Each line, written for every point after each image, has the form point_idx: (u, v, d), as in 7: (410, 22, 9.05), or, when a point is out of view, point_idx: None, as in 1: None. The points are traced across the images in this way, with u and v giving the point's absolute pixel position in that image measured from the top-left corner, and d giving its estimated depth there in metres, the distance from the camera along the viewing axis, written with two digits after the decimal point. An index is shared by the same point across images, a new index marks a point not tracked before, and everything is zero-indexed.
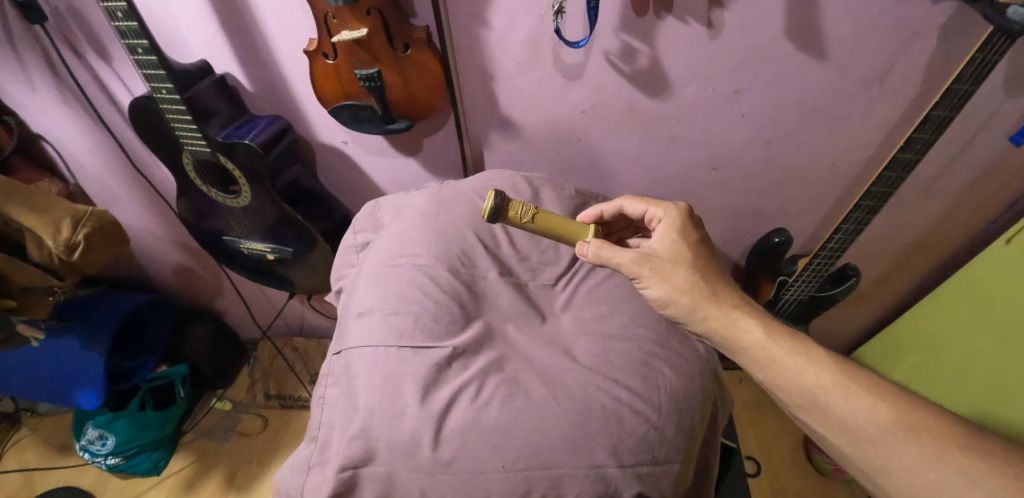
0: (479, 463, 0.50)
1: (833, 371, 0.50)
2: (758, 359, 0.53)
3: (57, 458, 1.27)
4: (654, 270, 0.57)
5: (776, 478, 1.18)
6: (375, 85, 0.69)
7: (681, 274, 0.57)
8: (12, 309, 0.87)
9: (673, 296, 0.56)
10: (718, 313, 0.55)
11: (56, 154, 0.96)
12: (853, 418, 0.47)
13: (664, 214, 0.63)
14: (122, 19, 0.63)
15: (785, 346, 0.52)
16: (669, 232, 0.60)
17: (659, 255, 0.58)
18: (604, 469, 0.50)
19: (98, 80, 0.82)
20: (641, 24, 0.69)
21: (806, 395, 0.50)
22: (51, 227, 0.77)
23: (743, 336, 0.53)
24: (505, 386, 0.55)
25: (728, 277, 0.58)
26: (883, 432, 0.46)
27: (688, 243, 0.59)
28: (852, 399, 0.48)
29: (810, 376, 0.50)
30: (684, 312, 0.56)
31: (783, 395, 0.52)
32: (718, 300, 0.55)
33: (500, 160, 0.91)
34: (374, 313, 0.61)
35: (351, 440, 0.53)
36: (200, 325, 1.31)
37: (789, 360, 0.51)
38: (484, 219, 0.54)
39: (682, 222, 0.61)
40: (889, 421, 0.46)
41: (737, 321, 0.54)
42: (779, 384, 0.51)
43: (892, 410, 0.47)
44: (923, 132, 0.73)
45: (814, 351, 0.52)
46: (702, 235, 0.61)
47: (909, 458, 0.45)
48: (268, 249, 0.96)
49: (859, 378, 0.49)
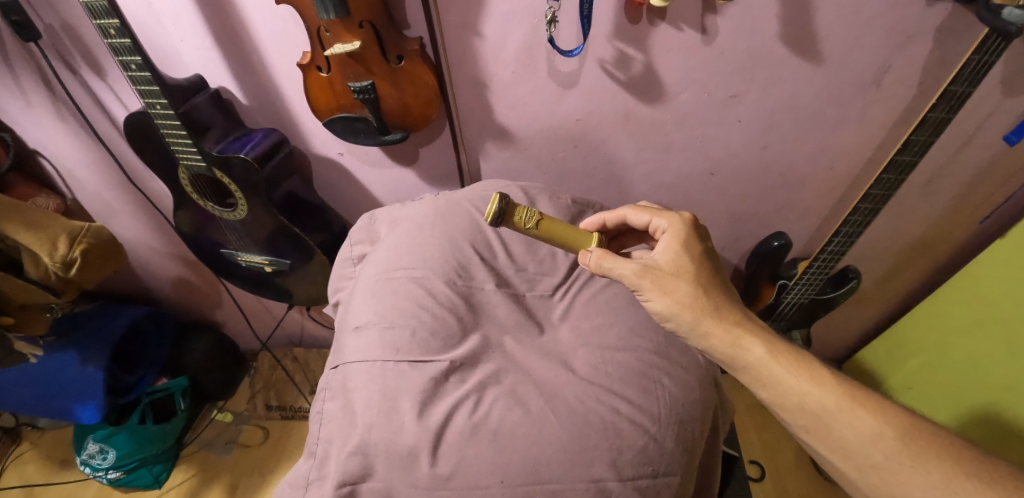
0: (478, 478, 0.49)
1: (839, 393, 0.49)
2: (762, 378, 0.52)
3: (59, 473, 1.26)
4: (656, 283, 0.55)
5: (780, 481, 1.18)
6: (369, 97, 0.69)
7: (682, 288, 0.55)
8: (10, 326, 0.86)
9: (673, 310, 0.55)
10: (720, 330, 0.53)
11: (53, 169, 0.96)
12: (857, 442, 0.47)
13: (667, 224, 0.61)
14: (115, 36, 0.63)
15: (789, 366, 0.51)
16: (671, 245, 0.58)
17: (660, 268, 0.57)
18: (604, 483, 0.49)
19: (92, 95, 0.82)
20: (634, 31, 0.69)
21: (809, 417, 0.49)
22: (48, 244, 0.77)
23: (745, 354, 0.52)
24: (504, 399, 0.55)
25: (730, 289, 0.57)
26: (888, 458, 0.45)
27: (690, 255, 0.58)
28: (857, 423, 0.47)
29: (814, 397, 0.49)
30: (685, 327, 0.55)
31: (786, 414, 0.51)
32: (721, 317, 0.54)
33: (497, 169, 0.91)
34: (371, 326, 0.61)
35: (350, 455, 0.53)
36: (200, 338, 1.31)
37: (792, 380, 0.50)
38: (488, 223, 0.52)
39: (685, 235, 0.59)
40: (894, 446, 0.46)
41: (741, 339, 0.53)
42: (782, 404, 0.51)
43: (897, 435, 0.46)
44: (922, 134, 0.73)
45: (818, 372, 0.51)
46: (708, 248, 0.59)
47: (914, 485, 0.44)
48: (266, 261, 0.96)
49: (864, 400, 0.48)
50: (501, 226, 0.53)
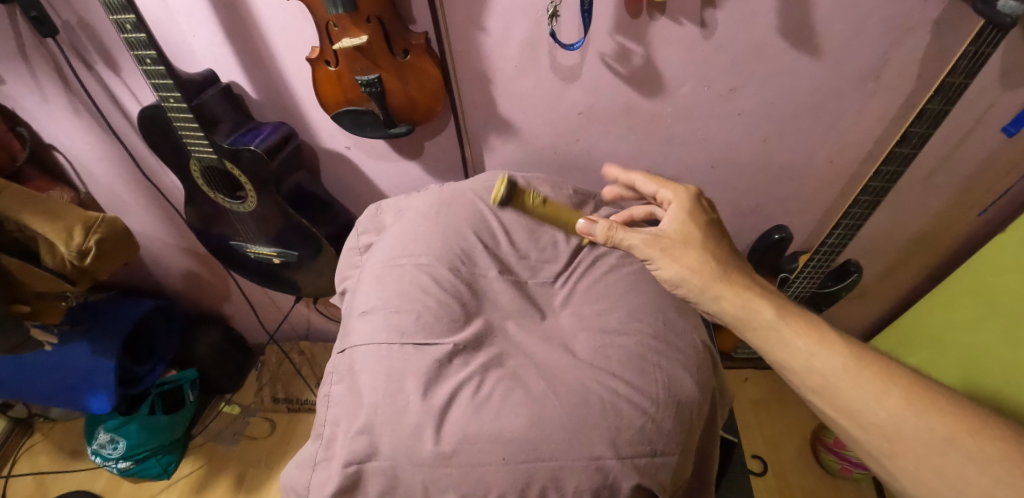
0: (479, 456, 0.51)
1: (845, 355, 0.48)
2: (770, 340, 0.52)
3: (69, 462, 1.29)
4: (665, 251, 0.58)
5: (782, 476, 1.20)
6: (376, 90, 0.71)
7: (691, 254, 0.57)
8: (26, 314, 0.89)
9: (684, 276, 0.56)
10: (730, 293, 0.54)
11: (67, 162, 0.98)
12: (862, 401, 0.46)
13: (674, 197, 0.64)
14: (131, 31, 0.65)
15: (796, 327, 0.51)
16: (677, 217, 0.61)
17: (669, 236, 0.59)
18: (603, 460, 0.50)
19: (107, 90, 0.84)
20: (635, 26, 0.70)
21: (816, 378, 0.48)
22: (63, 233, 0.79)
23: (755, 316, 0.53)
24: (504, 381, 0.56)
25: (736, 254, 0.59)
26: (893, 416, 0.45)
27: (697, 225, 0.60)
28: (864, 384, 0.47)
29: (821, 358, 0.49)
30: (695, 292, 0.56)
31: (792, 376, 0.50)
32: (730, 281, 0.55)
33: (501, 161, 0.92)
34: (377, 311, 0.63)
35: (356, 436, 0.55)
36: (208, 330, 1.33)
37: (799, 341, 0.50)
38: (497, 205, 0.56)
39: (689, 210, 0.62)
40: (899, 404, 0.45)
41: (751, 301, 0.54)
42: (789, 366, 0.50)
43: (903, 393, 0.46)
44: (920, 126, 0.75)
45: (825, 333, 0.50)
46: (714, 219, 0.62)
47: (917, 442, 0.44)
48: (275, 253, 0.98)
49: (872, 362, 0.48)
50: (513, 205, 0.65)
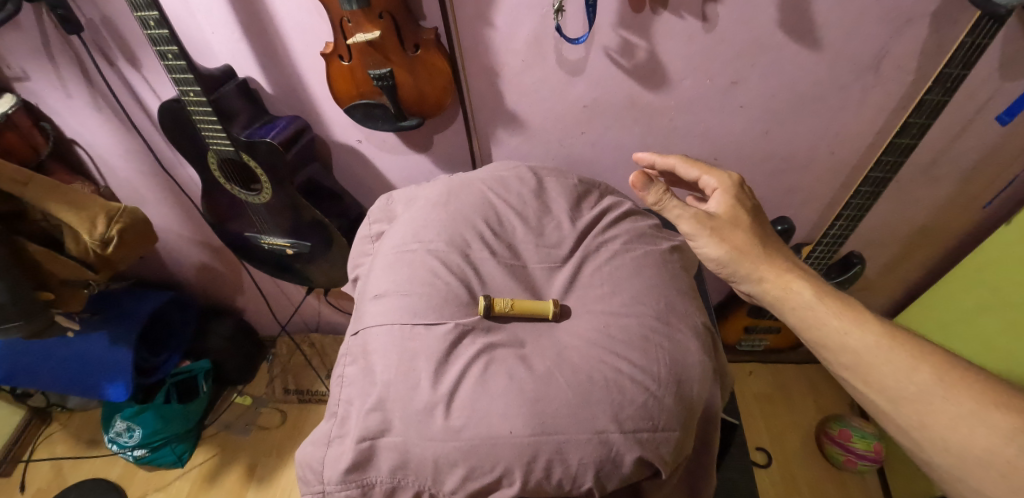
0: (488, 430, 0.53)
1: (879, 334, 0.51)
2: (807, 319, 0.55)
3: (86, 450, 1.32)
4: (715, 232, 0.60)
5: (786, 469, 1.21)
6: (388, 84, 0.73)
7: (739, 236, 0.60)
8: (52, 301, 0.92)
9: (732, 257, 0.60)
10: (773, 275, 0.58)
11: (88, 156, 1.02)
12: (894, 377, 0.49)
13: (718, 183, 0.65)
14: (153, 28, 0.68)
15: (834, 308, 0.54)
16: (725, 198, 0.63)
17: (719, 216, 0.61)
18: (606, 434, 0.53)
19: (128, 85, 0.88)
20: (638, 20, 0.72)
21: (849, 355, 0.51)
22: (87, 223, 0.82)
23: (794, 297, 0.56)
24: (510, 359, 0.58)
25: (776, 240, 0.62)
26: (921, 390, 0.47)
27: (745, 209, 0.62)
28: (896, 361, 0.49)
29: (856, 336, 0.51)
30: (740, 273, 0.60)
31: (827, 354, 0.53)
32: (772, 261, 0.58)
33: (508, 153, 0.95)
34: (390, 295, 0.65)
35: (369, 413, 0.57)
36: (222, 322, 1.36)
37: (836, 322, 0.53)
38: (478, 314, 0.63)
39: (735, 192, 0.64)
40: (927, 379, 0.48)
41: (790, 283, 0.57)
42: (825, 344, 0.53)
43: (933, 370, 0.48)
44: (919, 117, 0.77)
45: (862, 315, 0.53)
46: (755, 205, 0.64)
47: (944, 413, 0.46)
48: (289, 243, 1.01)
49: (905, 341, 0.50)
50: (491, 295, 0.65)
